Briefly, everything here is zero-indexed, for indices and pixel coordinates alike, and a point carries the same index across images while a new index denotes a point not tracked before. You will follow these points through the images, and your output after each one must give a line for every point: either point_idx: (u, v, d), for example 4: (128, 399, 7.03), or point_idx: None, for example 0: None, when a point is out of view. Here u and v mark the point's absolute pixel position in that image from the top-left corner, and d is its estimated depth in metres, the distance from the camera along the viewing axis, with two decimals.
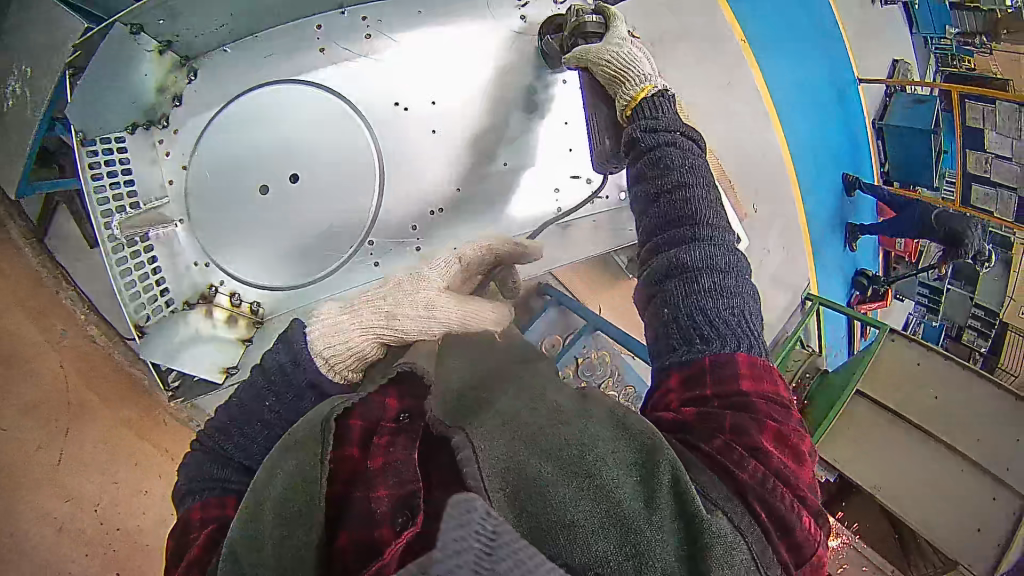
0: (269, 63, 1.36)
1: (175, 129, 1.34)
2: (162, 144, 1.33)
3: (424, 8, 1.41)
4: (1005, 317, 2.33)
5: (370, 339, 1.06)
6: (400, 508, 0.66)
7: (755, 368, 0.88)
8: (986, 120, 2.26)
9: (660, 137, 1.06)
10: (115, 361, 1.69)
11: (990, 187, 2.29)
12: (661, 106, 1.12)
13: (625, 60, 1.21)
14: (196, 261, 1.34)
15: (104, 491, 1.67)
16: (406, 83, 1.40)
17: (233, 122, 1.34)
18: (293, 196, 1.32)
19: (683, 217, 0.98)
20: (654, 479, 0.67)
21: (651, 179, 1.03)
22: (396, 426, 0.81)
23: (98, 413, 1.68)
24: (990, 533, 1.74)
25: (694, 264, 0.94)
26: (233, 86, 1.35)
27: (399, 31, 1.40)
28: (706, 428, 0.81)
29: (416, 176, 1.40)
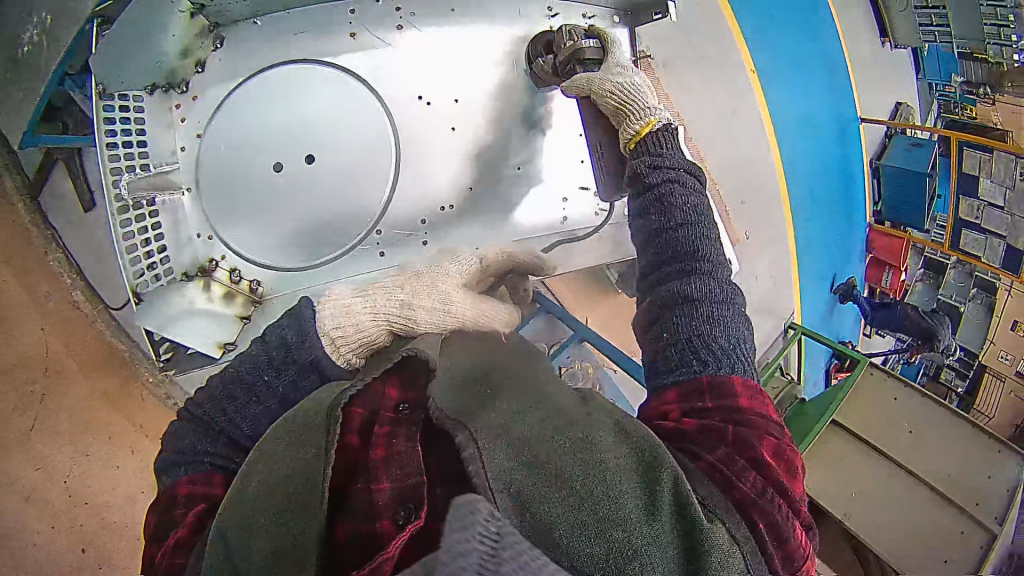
0: (299, 41, 1.35)
1: (193, 96, 1.32)
2: (179, 108, 1.31)
3: (458, 8, 1.43)
4: (986, 358, 2.27)
5: (381, 326, 1.06)
6: (401, 506, 0.65)
7: (750, 390, 0.89)
8: (987, 167, 2.13)
9: (662, 171, 1.06)
10: (97, 328, 1.65)
11: (979, 232, 2.19)
12: (665, 143, 1.11)
13: (628, 91, 1.21)
14: (200, 232, 1.32)
15: (75, 463, 1.63)
16: (430, 78, 1.41)
17: (252, 96, 1.32)
18: (303, 174, 1.31)
19: (684, 250, 0.98)
20: (656, 484, 0.67)
21: (653, 213, 1.03)
22: (395, 416, 0.77)
23: (75, 381, 1.64)
24: (954, 567, 1.81)
25: (693, 293, 0.94)
26: (259, 59, 1.34)
27: (430, 25, 1.41)
28: (704, 437, 0.81)
29: (434, 170, 1.41)
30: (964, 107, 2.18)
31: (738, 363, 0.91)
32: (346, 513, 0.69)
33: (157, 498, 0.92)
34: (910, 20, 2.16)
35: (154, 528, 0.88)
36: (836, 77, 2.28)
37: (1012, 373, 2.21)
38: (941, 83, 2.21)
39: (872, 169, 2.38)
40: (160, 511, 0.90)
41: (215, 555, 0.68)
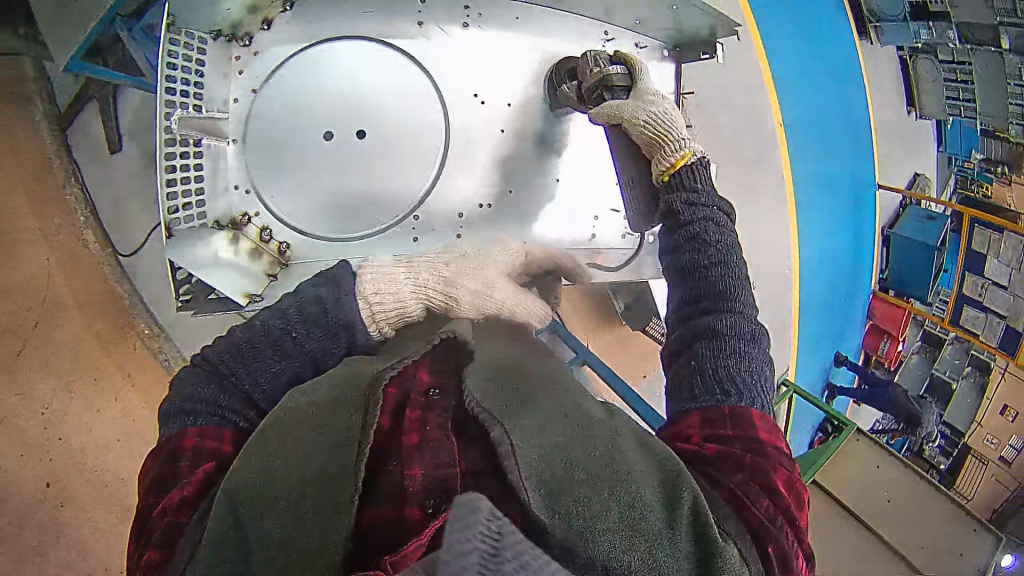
0: (367, 18, 1.29)
1: (253, 51, 1.25)
2: (237, 60, 1.25)
3: (522, 17, 1.39)
4: (970, 437, 1.95)
5: (418, 300, 1.12)
6: (433, 494, 0.67)
7: (769, 426, 0.81)
8: (995, 247, 1.80)
9: (698, 209, 0.98)
10: (102, 272, 1.62)
11: (980, 309, 1.86)
12: (699, 179, 1.03)
13: (663, 117, 1.13)
14: (237, 185, 1.25)
15: (55, 396, 1.58)
16: (487, 75, 1.37)
17: (307, 64, 1.27)
18: (353, 151, 1.27)
19: (715, 289, 0.90)
20: (677, 501, 0.65)
21: (685, 250, 0.94)
22: (425, 402, 0.78)
23: (69, 315, 1.60)
24: None
25: (721, 328, 0.86)
26: (326, 27, 1.27)
27: (496, 28, 1.37)
28: (723, 461, 0.75)
29: (484, 166, 1.37)
30: (979, 185, 1.80)
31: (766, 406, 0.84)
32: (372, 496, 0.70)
33: (160, 445, 0.92)
34: (940, 91, 1.74)
35: (159, 474, 0.88)
36: (853, 101, 1.93)
37: (996, 458, 1.91)
38: (958, 156, 1.81)
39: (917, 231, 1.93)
40: (164, 459, 0.89)
41: (218, 530, 0.68)
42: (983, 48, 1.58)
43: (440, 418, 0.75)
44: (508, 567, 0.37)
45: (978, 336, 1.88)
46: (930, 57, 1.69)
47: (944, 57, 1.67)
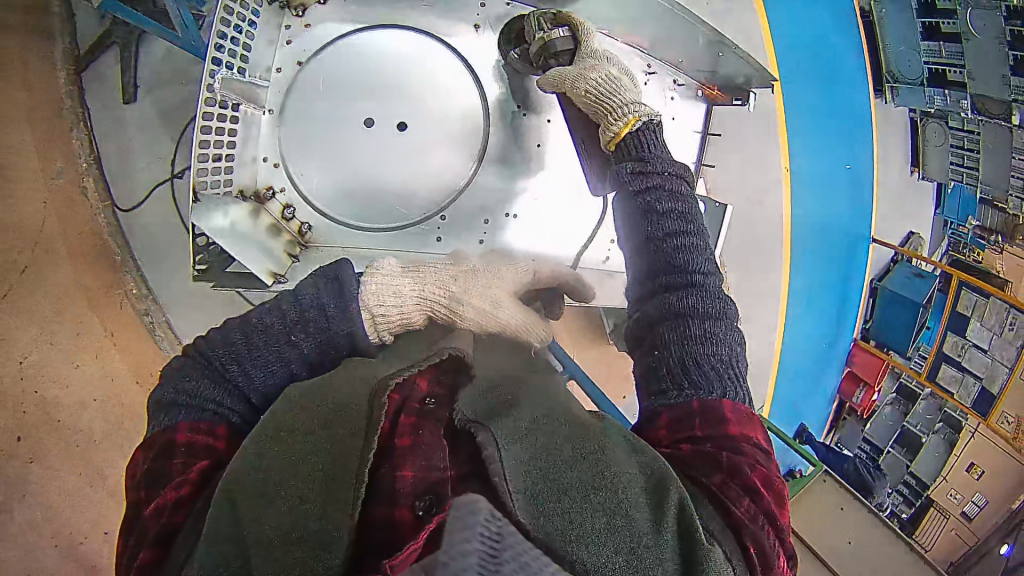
0: (424, 11, 1.30)
1: (305, 24, 1.27)
2: (288, 30, 1.26)
3: None
4: (934, 493, 1.70)
5: (422, 309, 1.05)
6: (427, 494, 0.64)
7: (744, 418, 0.79)
8: (981, 311, 1.60)
9: (654, 176, 0.95)
10: (98, 223, 1.53)
11: (959, 369, 1.65)
12: (654, 142, 1.00)
13: (612, 82, 1.09)
14: (266, 157, 1.26)
15: (36, 346, 1.48)
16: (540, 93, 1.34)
17: (352, 45, 1.27)
18: (388, 137, 1.27)
19: (673, 265, 0.88)
20: (664, 500, 0.66)
21: (639, 225, 0.92)
22: (420, 410, 0.74)
23: (60, 267, 1.51)
24: None
25: (683, 308, 0.85)
26: (377, 13, 1.28)
27: None
28: (701, 461, 0.74)
29: (520, 175, 1.34)
30: (972, 250, 1.63)
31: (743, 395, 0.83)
32: (372, 498, 0.65)
33: (151, 439, 0.84)
34: (943, 157, 1.64)
35: (150, 469, 0.81)
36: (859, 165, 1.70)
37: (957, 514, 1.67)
38: (954, 221, 1.66)
39: (869, 289, 1.76)
40: (154, 455, 0.82)
41: (217, 525, 0.67)
42: (992, 122, 1.51)
43: (435, 426, 0.72)
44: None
45: (952, 396, 1.66)
46: (940, 120, 1.61)
47: (954, 123, 1.59)
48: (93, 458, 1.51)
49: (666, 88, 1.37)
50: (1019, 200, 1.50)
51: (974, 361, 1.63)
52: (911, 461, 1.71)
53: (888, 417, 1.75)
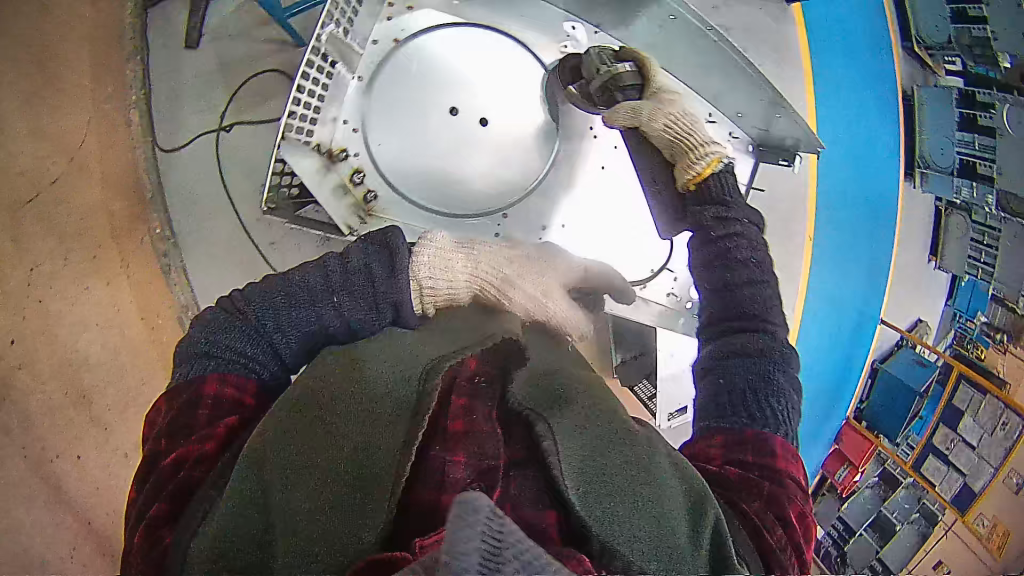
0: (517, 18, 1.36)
1: (408, 5, 1.34)
2: (391, 8, 1.34)
3: None
4: None
5: (472, 287, 1.04)
6: (478, 485, 0.66)
7: (790, 454, 0.81)
8: (975, 408, 1.37)
9: (735, 219, 0.97)
10: (134, 162, 1.52)
11: (944, 463, 1.41)
12: (731, 187, 1.01)
13: (682, 125, 1.05)
14: (345, 120, 1.33)
15: (46, 255, 1.32)
16: None
17: (447, 35, 1.33)
18: (462, 132, 1.28)
19: (749, 310, 0.91)
20: (702, 518, 0.69)
21: (718, 267, 0.95)
22: (472, 388, 0.77)
23: (89, 180, 1.42)
24: None
25: (745, 347, 0.88)
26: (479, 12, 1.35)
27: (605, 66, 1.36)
28: (743, 487, 0.77)
29: (576, 195, 1.35)
30: (974, 348, 1.39)
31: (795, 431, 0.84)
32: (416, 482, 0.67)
33: (175, 391, 0.86)
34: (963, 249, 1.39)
35: (173, 420, 0.83)
36: (877, 246, 1.53)
37: None
38: (963, 315, 1.40)
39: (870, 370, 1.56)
40: (179, 406, 0.84)
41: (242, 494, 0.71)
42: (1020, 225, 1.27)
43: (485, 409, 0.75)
44: (510, 569, 0.42)
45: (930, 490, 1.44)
46: (964, 212, 1.38)
47: (977, 218, 1.36)
48: (82, 378, 1.35)
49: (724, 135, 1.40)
50: None
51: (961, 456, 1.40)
52: (879, 548, 1.48)
53: (867, 500, 1.55)
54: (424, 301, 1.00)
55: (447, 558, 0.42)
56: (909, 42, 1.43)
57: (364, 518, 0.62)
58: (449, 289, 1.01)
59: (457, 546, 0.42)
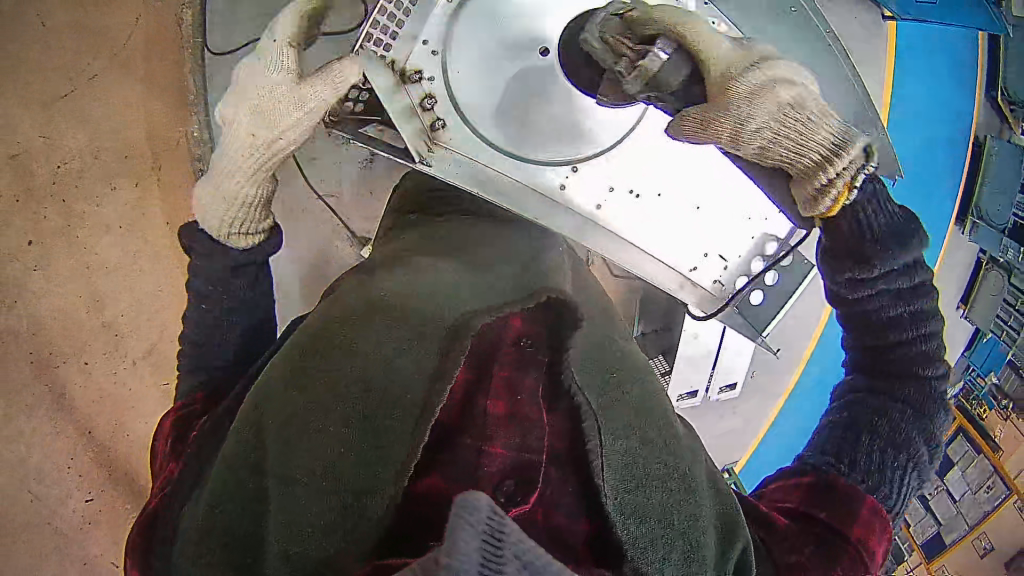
0: None
1: None
2: None
3: None
4: None
5: (252, 180, 1.01)
6: (513, 478, 0.65)
7: (873, 516, 0.75)
8: (965, 463, 1.40)
9: (885, 249, 0.84)
10: (182, 54, 1.45)
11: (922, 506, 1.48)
12: (883, 212, 0.85)
13: (795, 118, 0.86)
14: (425, 41, 1.18)
15: (78, 155, 1.47)
16: None
17: None
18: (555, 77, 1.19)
19: (901, 367, 0.85)
20: (732, 542, 0.70)
21: (885, 316, 0.86)
22: (518, 356, 0.73)
23: (132, 77, 1.46)
24: None
25: (895, 398, 0.83)
26: None
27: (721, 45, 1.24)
28: (793, 540, 0.74)
29: (660, 159, 1.26)
30: (978, 405, 1.40)
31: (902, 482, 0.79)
32: (447, 465, 0.66)
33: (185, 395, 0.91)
34: (991, 305, 1.38)
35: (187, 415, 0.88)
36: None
37: None
38: (975, 370, 1.42)
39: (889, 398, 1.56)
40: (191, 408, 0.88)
41: (237, 449, 0.71)
42: None
43: (532, 386, 0.71)
44: (509, 568, 0.42)
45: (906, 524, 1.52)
46: (1004, 272, 1.36)
47: (1015, 282, 1.33)
48: (97, 283, 1.50)
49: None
50: None
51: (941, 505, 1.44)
52: None
53: None
54: (228, 235, 0.98)
55: (446, 559, 0.41)
56: (995, 93, 1.35)
57: (364, 505, 0.62)
58: (246, 203, 1.00)
59: (458, 546, 0.41)
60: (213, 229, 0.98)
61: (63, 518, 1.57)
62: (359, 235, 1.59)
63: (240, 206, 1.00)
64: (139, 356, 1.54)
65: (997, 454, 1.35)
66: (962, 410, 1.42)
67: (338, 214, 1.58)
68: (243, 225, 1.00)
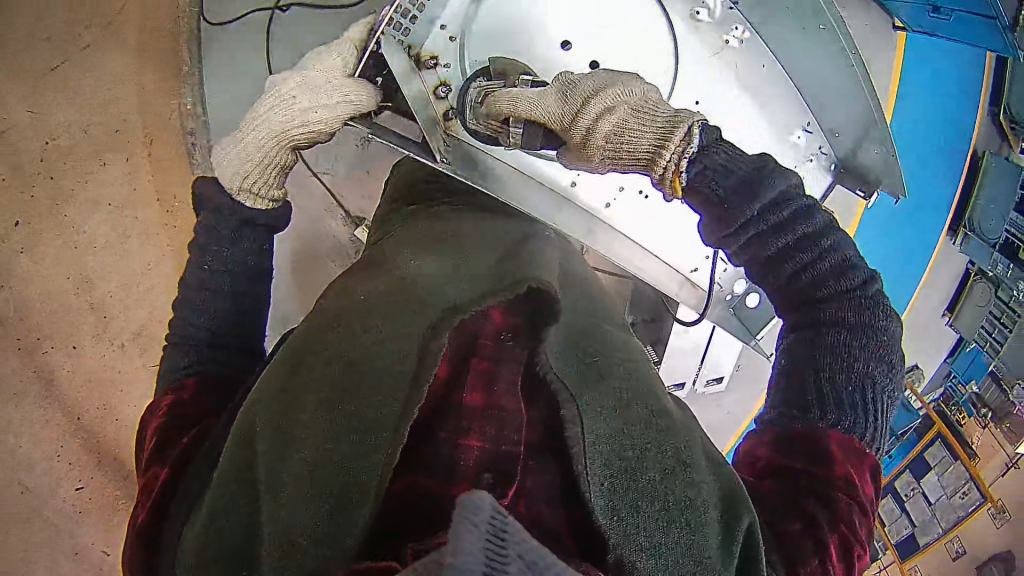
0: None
1: None
2: None
3: (767, 66, 1.33)
4: None
5: (278, 147, 1.15)
6: (489, 471, 0.69)
7: (851, 454, 0.81)
8: (942, 467, 1.50)
9: (736, 206, 0.90)
10: (177, 27, 1.52)
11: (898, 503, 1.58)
12: (720, 167, 0.91)
13: (622, 138, 0.98)
14: (445, 27, 1.22)
15: (70, 131, 1.53)
16: (724, 97, 1.32)
17: None
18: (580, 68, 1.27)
19: (815, 292, 0.89)
20: (734, 524, 0.71)
21: (786, 257, 0.90)
22: (497, 349, 0.77)
23: (124, 54, 1.53)
24: None
25: (827, 319, 0.87)
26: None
27: (734, 54, 1.32)
28: (783, 502, 0.78)
29: None
30: (957, 410, 1.48)
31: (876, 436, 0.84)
32: (425, 469, 0.69)
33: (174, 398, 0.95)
34: (975, 318, 1.43)
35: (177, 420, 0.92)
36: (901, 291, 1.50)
37: None
38: (957, 378, 1.48)
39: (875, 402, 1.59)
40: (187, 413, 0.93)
41: (228, 481, 0.76)
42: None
43: (510, 375, 0.76)
44: (510, 567, 0.42)
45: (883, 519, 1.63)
46: (991, 285, 1.40)
47: (1001, 295, 1.37)
48: (88, 262, 1.55)
49: (810, 151, 1.36)
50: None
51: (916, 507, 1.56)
52: None
53: None
54: (245, 194, 1.09)
55: (450, 558, 0.40)
56: (996, 109, 1.37)
57: (346, 515, 0.64)
58: (263, 164, 1.13)
59: (462, 544, 0.41)
60: (233, 185, 1.09)
61: (55, 507, 1.61)
62: (354, 214, 1.62)
63: (259, 170, 1.12)
64: (128, 337, 1.58)
65: (973, 460, 1.45)
66: (938, 416, 1.52)
67: (334, 192, 1.62)
68: (258, 186, 1.11)
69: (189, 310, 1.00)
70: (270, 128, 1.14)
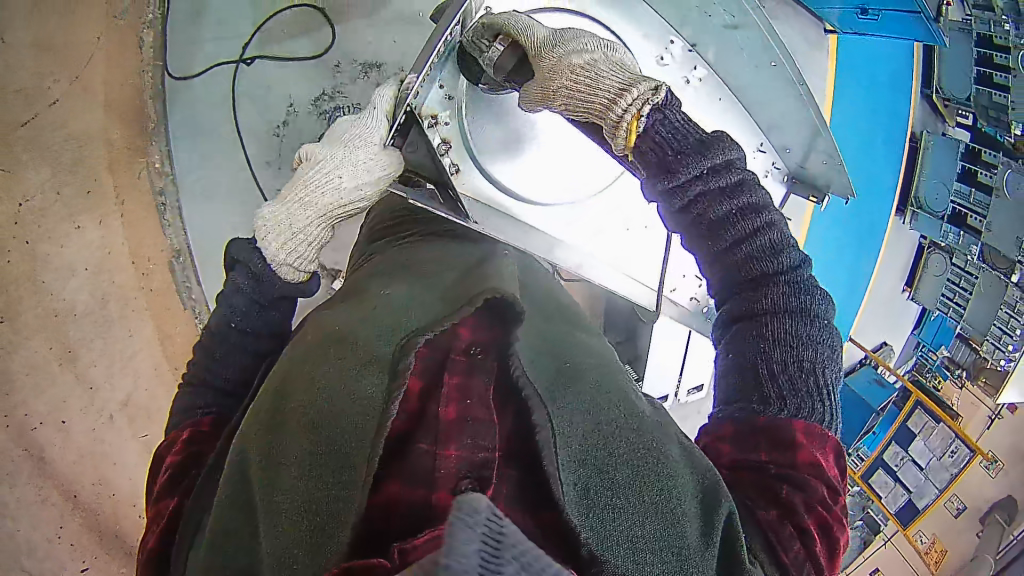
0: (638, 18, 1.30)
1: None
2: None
3: (724, 99, 1.39)
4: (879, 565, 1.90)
5: (321, 223, 1.13)
6: (469, 478, 0.55)
7: (812, 435, 0.80)
8: (927, 432, 1.72)
9: (685, 161, 0.87)
10: (141, 81, 1.57)
11: (891, 476, 1.81)
12: (675, 124, 0.89)
13: (585, 72, 0.97)
14: (441, 85, 1.14)
15: (39, 192, 1.50)
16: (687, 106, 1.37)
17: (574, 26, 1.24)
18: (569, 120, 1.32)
19: (754, 265, 0.87)
20: (715, 511, 0.67)
21: (729, 224, 0.88)
22: (468, 363, 0.64)
23: (92, 109, 1.54)
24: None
25: (768, 305, 0.85)
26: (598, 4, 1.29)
27: (701, 98, 1.38)
28: (758, 494, 0.77)
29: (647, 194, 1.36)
30: (932, 376, 1.68)
31: (832, 417, 0.83)
32: (405, 476, 0.56)
33: (188, 434, 0.93)
34: (936, 284, 1.58)
35: (190, 457, 0.90)
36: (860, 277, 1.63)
37: None
38: (928, 346, 1.68)
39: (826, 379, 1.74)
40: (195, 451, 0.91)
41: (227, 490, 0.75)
42: (995, 273, 1.43)
43: (482, 389, 0.62)
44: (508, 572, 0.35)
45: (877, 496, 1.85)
46: (946, 254, 1.53)
47: (957, 261, 1.51)
48: (66, 329, 1.54)
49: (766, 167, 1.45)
50: (993, 346, 1.48)
51: (908, 474, 1.78)
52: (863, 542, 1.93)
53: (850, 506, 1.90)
54: (283, 267, 1.10)
55: (443, 559, 0.33)
56: (929, 91, 1.46)
57: (335, 527, 0.59)
58: (304, 241, 1.12)
59: (456, 545, 0.34)
60: (272, 257, 1.09)
61: None
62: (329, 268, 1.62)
63: (303, 248, 1.12)
64: (116, 408, 1.60)
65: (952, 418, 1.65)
66: (922, 391, 1.70)
67: None
68: (297, 260, 1.12)
69: (212, 361, 1.04)
70: (313, 207, 1.12)
